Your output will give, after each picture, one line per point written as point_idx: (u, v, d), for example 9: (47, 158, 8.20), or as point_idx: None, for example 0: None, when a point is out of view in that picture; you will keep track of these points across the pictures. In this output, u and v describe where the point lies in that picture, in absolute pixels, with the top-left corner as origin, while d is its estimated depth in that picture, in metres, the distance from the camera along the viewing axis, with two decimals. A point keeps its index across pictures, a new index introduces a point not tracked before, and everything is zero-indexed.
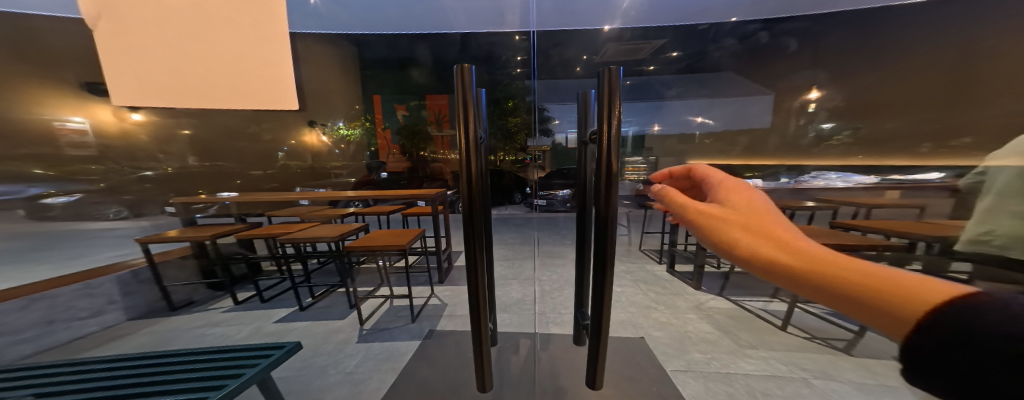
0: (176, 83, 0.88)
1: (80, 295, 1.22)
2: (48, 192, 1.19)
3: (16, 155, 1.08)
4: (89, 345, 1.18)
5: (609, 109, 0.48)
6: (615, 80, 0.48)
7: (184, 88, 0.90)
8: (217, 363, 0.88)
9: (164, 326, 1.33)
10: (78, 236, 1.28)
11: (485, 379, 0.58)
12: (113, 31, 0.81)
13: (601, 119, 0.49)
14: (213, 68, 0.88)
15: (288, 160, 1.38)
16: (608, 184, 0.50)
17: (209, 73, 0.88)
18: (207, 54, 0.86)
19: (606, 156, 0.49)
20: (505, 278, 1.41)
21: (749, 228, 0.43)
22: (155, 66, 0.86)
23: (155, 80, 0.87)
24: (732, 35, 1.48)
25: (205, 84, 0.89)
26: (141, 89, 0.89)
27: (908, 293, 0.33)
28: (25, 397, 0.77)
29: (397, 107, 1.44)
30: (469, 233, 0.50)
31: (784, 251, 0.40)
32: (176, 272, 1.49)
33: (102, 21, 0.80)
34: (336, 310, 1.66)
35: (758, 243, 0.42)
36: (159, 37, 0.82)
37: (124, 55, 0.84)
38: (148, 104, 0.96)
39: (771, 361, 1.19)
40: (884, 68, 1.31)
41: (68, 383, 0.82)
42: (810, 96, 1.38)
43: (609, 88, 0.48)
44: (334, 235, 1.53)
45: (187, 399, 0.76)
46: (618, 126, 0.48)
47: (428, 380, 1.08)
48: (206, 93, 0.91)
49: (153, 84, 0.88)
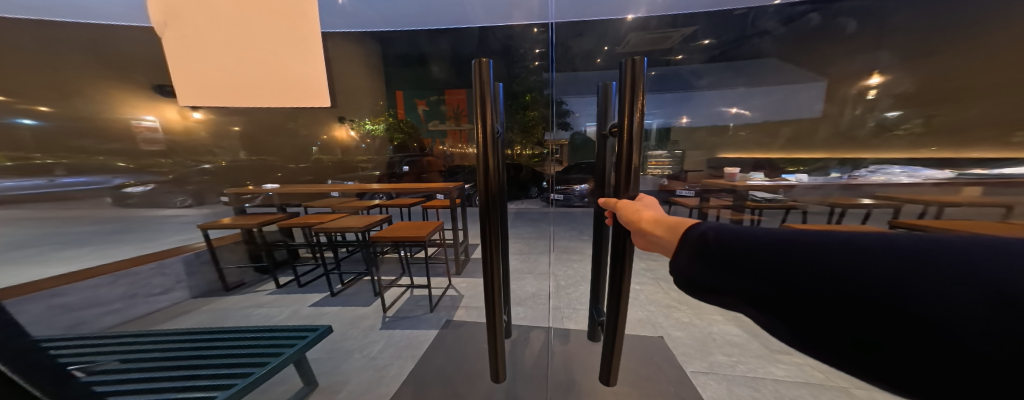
0: (227, 85, 0.97)
1: (155, 274, 1.40)
2: (128, 183, 1.30)
3: (101, 150, 1.19)
4: (161, 318, 1.33)
5: (632, 102, 0.46)
6: (637, 71, 0.46)
7: (235, 90, 0.99)
8: (263, 341, 0.99)
9: (219, 305, 1.50)
10: (148, 222, 1.42)
11: (499, 369, 0.60)
12: (176, 37, 0.90)
13: (623, 112, 0.48)
14: (257, 70, 0.95)
15: (321, 154, 1.46)
16: (623, 182, 0.49)
17: (255, 75, 0.96)
18: (247, 57, 0.92)
19: (627, 150, 0.47)
20: (521, 273, 1.44)
21: (646, 205, 0.49)
22: (211, 70, 0.94)
23: (212, 82, 0.97)
24: (777, 18, 1.59)
25: (249, 86, 0.98)
26: (201, 90, 0.99)
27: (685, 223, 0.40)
28: (112, 361, 0.89)
29: (416, 102, 1.51)
30: (487, 227, 0.52)
31: (651, 213, 0.46)
32: (229, 255, 1.69)
33: (168, 30, 0.89)
34: (362, 297, 1.78)
35: (639, 211, 0.47)
36: (210, 40, 0.89)
37: (185, 60, 0.93)
38: (207, 104, 1.07)
39: (805, 367, 1.10)
40: (960, 52, 1.51)
41: (143, 352, 0.94)
42: (872, 81, 1.65)
43: (631, 79, 0.47)
44: (361, 225, 1.62)
45: (238, 372, 0.86)
46: (641, 119, 0.46)
47: (445, 368, 1.13)
48: (254, 94, 1.00)
49: (210, 86, 0.98)
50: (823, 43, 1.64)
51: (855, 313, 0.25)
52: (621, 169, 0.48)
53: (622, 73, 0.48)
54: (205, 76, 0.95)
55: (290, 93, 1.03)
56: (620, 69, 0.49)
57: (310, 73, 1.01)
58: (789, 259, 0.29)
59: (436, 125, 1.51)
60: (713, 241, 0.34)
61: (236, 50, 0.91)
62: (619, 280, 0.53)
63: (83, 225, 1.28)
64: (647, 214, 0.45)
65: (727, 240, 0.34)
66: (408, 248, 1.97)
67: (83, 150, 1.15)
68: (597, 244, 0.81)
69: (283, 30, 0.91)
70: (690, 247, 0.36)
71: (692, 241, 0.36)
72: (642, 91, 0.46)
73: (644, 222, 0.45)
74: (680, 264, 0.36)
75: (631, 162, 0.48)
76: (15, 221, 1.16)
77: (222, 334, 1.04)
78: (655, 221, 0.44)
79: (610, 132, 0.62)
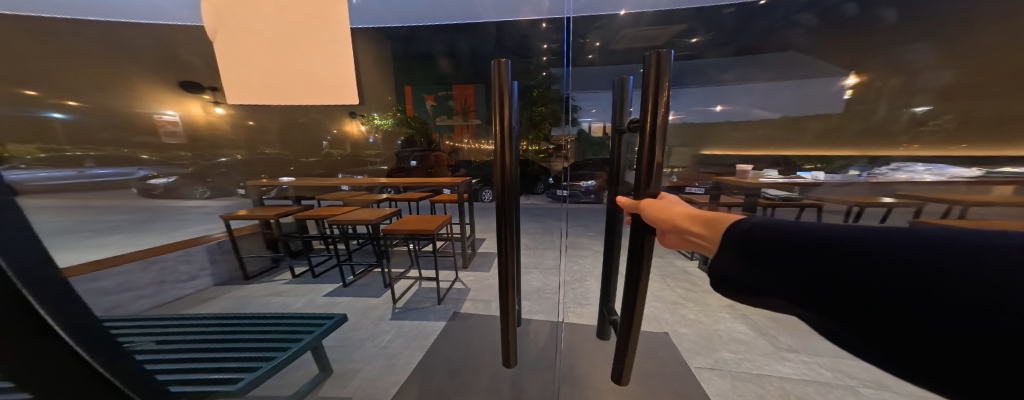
0: (270, 83, 1.00)
1: (182, 260, 1.49)
2: (152, 174, 1.28)
3: (130, 143, 1.19)
4: (188, 304, 1.40)
5: (656, 98, 0.46)
6: (663, 65, 0.45)
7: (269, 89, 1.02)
8: (292, 328, 1.04)
9: (239, 293, 1.56)
10: (174, 212, 1.47)
11: (510, 356, 0.62)
12: (226, 40, 0.92)
13: (645, 107, 0.47)
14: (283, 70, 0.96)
15: (332, 148, 1.52)
16: (645, 180, 0.50)
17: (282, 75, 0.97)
18: (284, 56, 0.93)
19: (649, 144, 0.47)
20: (528, 267, 1.36)
21: (667, 201, 0.50)
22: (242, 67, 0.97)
23: (257, 83, 1.01)
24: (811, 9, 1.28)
25: (288, 86, 1.00)
26: (238, 87, 1.03)
27: (721, 216, 0.41)
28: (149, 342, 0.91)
29: (427, 97, 1.50)
30: (502, 221, 0.53)
31: (680, 210, 0.47)
32: (250, 245, 1.83)
33: (219, 35, 0.92)
34: (373, 288, 1.84)
35: (667, 209, 0.48)
36: (255, 42, 0.91)
37: (226, 58, 0.97)
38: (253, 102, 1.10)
39: (813, 366, 1.09)
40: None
41: (182, 334, 0.97)
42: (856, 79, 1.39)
43: (655, 74, 0.46)
44: (374, 217, 1.68)
45: (260, 354, 0.91)
46: (664, 115, 0.46)
47: (454, 358, 1.16)
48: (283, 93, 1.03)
49: (256, 85, 1.02)
50: (870, 35, 1.32)
51: (889, 304, 0.28)
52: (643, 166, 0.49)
53: (647, 68, 0.48)
54: (238, 73, 0.99)
55: (316, 93, 1.06)
56: (644, 63, 0.49)
57: (342, 72, 1.03)
58: (826, 254, 0.31)
59: (443, 120, 1.54)
60: (754, 237, 0.37)
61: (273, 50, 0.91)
62: (635, 279, 0.54)
63: (117, 214, 1.29)
64: (679, 212, 0.46)
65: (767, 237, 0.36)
66: (417, 241, 2.02)
67: (108, 143, 1.14)
68: (609, 241, 0.82)
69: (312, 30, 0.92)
70: (729, 243, 0.38)
71: (729, 237, 0.39)
72: (668, 84, 0.46)
73: (678, 219, 0.45)
74: (721, 264, 0.38)
75: (654, 160, 0.48)
76: (66, 209, 1.08)
77: (252, 321, 1.08)
78: (690, 217, 0.44)
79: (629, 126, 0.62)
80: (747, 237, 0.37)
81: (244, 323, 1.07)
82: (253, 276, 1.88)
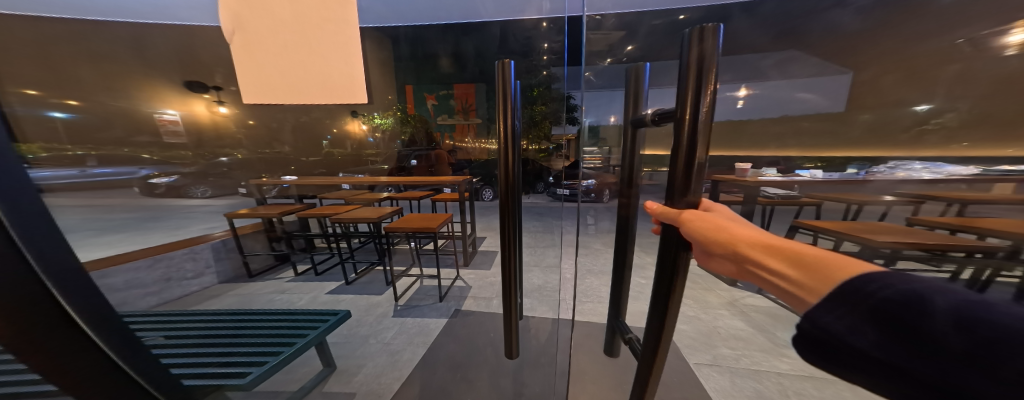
0: (284, 86, 0.91)
1: (187, 258, 1.52)
2: (155, 174, 1.30)
3: (135, 141, 1.17)
4: (193, 300, 1.44)
5: (698, 92, 0.37)
6: (709, 47, 0.36)
7: (282, 92, 0.94)
8: (298, 329, 1.02)
9: (244, 290, 1.62)
10: (177, 211, 1.51)
11: (512, 347, 0.64)
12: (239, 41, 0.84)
13: (682, 101, 0.38)
14: (297, 71, 0.87)
15: (332, 147, 1.53)
16: (681, 188, 0.42)
17: (295, 78, 0.89)
18: (297, 53, 0.84)
19: (685, 147, 0.39)
20: (529, 266, 1.26)
21: (718, 217, 0.42)
22: (250, 70, 0.88)
23: (269, 85, 0.92)
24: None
25: (300, 87, 0.91)
26: (250, 91, 0.95)
27: (826, 262, 0.32)
28: (157, 337, 0.91)
29: (427, 97, 1.65)
30: (505, 217, 0.54)
31: (751, 236, 0.37)
32: (253, 243, 1.93)
33: (234, 37, 0.84)
34: (376, 285, 1.86)
35: (729, 231, 0.38)
36: (266, 38, 0.83)
37: (239, 61, 0.88)
38: (264, 102, 1.02)
39: (811, 362, 1.10)
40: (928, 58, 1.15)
41: (187, 332, 0.96)
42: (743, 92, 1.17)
43: (699, 57, 0.36)
44: (375, 216, 1.69)
45: (263, 353, 0.91)
46: (708, 113, 0.37)
47: (455, 354, 1.18)
48: (298, 96, 0.95)
49: (267, 88, 0.92)
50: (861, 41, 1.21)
51: None
52: (677, 174, 0.41)
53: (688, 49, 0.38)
54: (249, 75, 0.89)
55: (332, 97, 0.98)
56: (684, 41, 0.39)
57: (353, 73, 0.94)
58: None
59: (445, 118, 1.69)
60: (920, 309, 0.28)
61: (286, 47, 0.83)
62: (664, 301, 0.47)
63: (123, 213, 1.30)
64: (745, 237, 0.37)
65: (950, 314, 0.27)
66: (418, 239, 2.04)
67: (110, 143, 1.12)
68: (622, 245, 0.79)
69: (326, 28, 0.84)
70: (864, 306, 0.29)
71: (863, 296, 0.29)
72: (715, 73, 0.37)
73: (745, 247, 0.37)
74: (836, 323, 0.29)
75: (693, 165, 0.39)
76: (93, 208, 1.12)
77: (256, 318, 1.09)
78: (766, 251, 0.36)
79: (654, 118, 0.55)
80: (905, 306, 0.28)
81: (249, 321, 1.07)
82: (256, 273, 1.92)
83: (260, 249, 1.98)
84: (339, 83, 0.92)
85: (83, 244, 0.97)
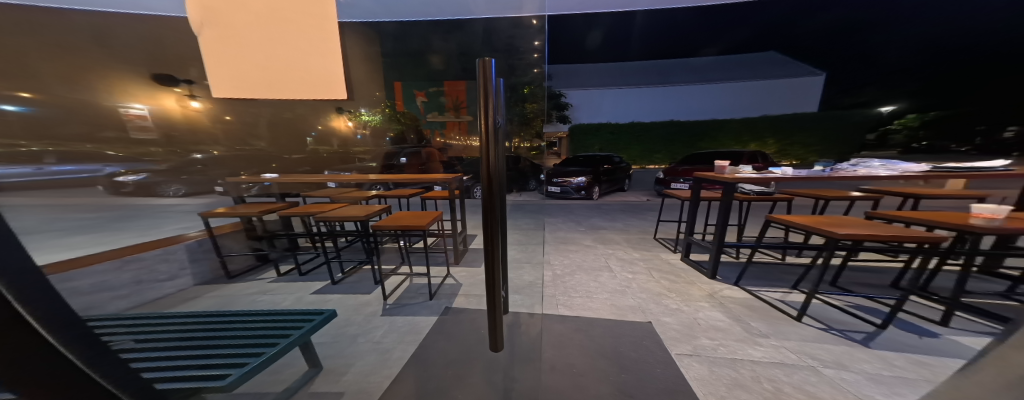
0: (259, 74, 1.04)
1: (160, 260, 1.45)
2: (122, 171, 1.24)
3: (99, 138, 1.10)
4: (167, 302, 1.38)
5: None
6: None
7: (260, 79, 1.07)
8: (282, 331, 1.00)
9: (223, 292, 1.55)
10: (148, 210, 1.45)
11: (497, 340, 0.64)
12: (213, 37, 0.97)
13: None
14: (270, 57, 1.00)
15: (317, 144, 1.69)
16: None
17: (267, 64, 1.01)
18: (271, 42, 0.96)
19: None
20: (518, 261, 1.20)
21: None
22: (222, 58, 1.02)
23: (245, 75, 1.06)
24: None
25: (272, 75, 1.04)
26: (232, 82, 1.09)
27: None
28: (127, 341, 0.86)
29: (416, 93, 1.50)
30: (487, 213, 0.54)
31: None
32: (232, 243, 1.87)
33: (205, 30, 0.96)
34: (364, 285, 1.83)
35: None
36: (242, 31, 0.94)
37: (213, 53, 1.01)
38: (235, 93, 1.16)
39: (782, 349, 1.12)
40: None
41: (158, 336, 0.90)
42: None
43: None
44: (363, 214, 1.65)
45: (246, 352, 0.88)
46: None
47: (445, 351, 1.18)
48: (271, 83, 1.09)
49: (243, 77, 1.06)
50: None
51: None
52: None
53: None
54: (222, 64, 1.03)
55: (307, 84, 1.15)
56: None
57: None
58: None
59: (435, 115, 1.45)
60: None
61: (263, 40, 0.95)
62: None
63: (88, 212, 1.25)
64: None
65: None
66: (408, 237, 2.02)
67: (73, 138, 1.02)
68: None
69: None
70: None
71: None
72: None
73: None
74: None
75: None
76: (56, 206, 1.06)
77: (234, 320, 1.05)
78: None
79: None
80: None
81: (229, 324, 1.03)
82: (236, 274, 1.83)
83: (239, 249, 1.91)
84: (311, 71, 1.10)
85: (45, 245, 0.92)
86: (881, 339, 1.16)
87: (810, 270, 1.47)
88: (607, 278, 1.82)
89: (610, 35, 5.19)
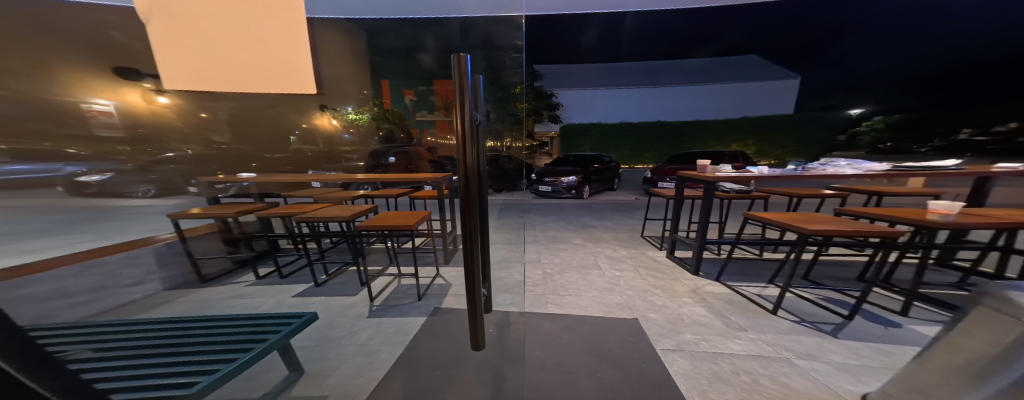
0: (218, 69, 0.89)
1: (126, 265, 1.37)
2: (83, 171, 1.17)
3: (55, 135, 1.03)
4: (135, 309, 1.30)
5: None
6: None
7: (219, 76, 0.93)
8: (256, 335, 0.96)
9: (197, 297, 1.48)
10: (111, 212, 1.36)
11: (479, 340, 0.64)
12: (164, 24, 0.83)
13: None
14: (231, 48, 0.86)
15: (302, 143, 1.65)
16: None
17: (225, 56, 0.87)
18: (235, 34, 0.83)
19: None
20: None
21: None
22: (171, 48, 0.86)
23: (200, 69, 0.90)
24: None
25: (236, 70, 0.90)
26: (179, 76, 0.93)
27: None
28: (83, 351, 0.81)
29: (405, 92, 1.43)
30: (466, 213, 0.53)
31: None
32: (207, 246, 1.79)
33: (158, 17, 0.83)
34: (349, 286, 1.79)
35: None
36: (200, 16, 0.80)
37: (164, 43, 0.86)
38: (191, 88, 0.99)
39: (759, 342, 1.17)
40: None
41: (117, 345, 0.85)
42: None
43: None
44: (347, 214, 1.61)
45: (218, 356, 0.85)
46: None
47: (433, 352, 1.16)
48: (232, 79, 0.93)
49: (198, 71, 0.90)
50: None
51: None
52: None
53: None
54: (172, 56, 0.87)
55: (274, 80, 1.00)
56: None
57: None
58: None
59: (425, 114, 1.34)
60: None
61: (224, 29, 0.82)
62: None
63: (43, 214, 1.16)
64: None
65: None
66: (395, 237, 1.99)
67: None
68: None
69: None
70: None
71: None
72: None
73: None
74: None
75: None
76: None
77: (204, 324, 1.01)
78: None
79: None
80: None
81: (197, 328, 0.99)
82: (211, 278, 1.75)
83: (215, 252, 1.83)
84: (283, 67, 0.95)
85: None
86: (849, 329, 1.23)
87: (785, 265, 1.54)
88: (595, 276, 1.84)
89: (599, 36, 5.24)
